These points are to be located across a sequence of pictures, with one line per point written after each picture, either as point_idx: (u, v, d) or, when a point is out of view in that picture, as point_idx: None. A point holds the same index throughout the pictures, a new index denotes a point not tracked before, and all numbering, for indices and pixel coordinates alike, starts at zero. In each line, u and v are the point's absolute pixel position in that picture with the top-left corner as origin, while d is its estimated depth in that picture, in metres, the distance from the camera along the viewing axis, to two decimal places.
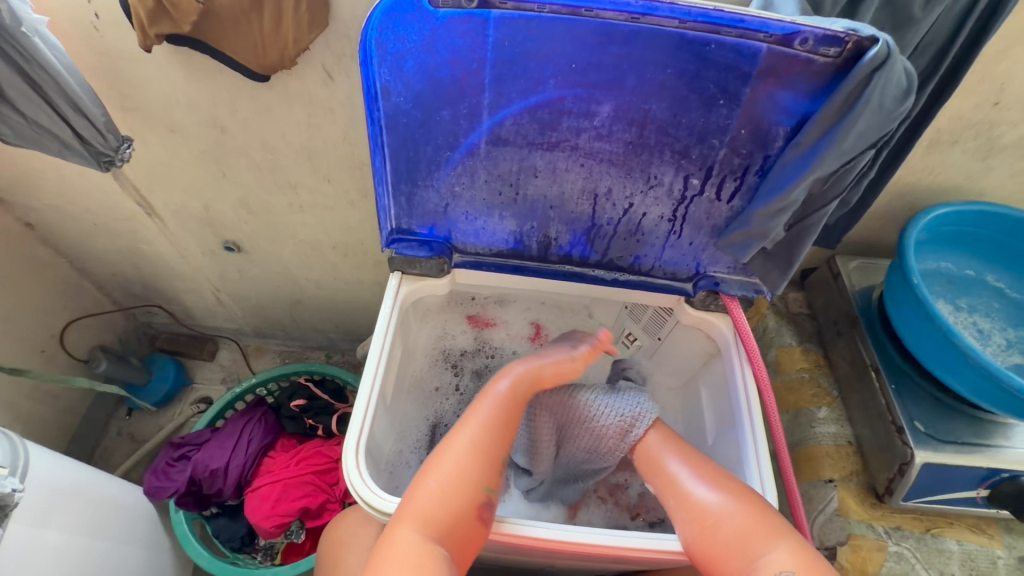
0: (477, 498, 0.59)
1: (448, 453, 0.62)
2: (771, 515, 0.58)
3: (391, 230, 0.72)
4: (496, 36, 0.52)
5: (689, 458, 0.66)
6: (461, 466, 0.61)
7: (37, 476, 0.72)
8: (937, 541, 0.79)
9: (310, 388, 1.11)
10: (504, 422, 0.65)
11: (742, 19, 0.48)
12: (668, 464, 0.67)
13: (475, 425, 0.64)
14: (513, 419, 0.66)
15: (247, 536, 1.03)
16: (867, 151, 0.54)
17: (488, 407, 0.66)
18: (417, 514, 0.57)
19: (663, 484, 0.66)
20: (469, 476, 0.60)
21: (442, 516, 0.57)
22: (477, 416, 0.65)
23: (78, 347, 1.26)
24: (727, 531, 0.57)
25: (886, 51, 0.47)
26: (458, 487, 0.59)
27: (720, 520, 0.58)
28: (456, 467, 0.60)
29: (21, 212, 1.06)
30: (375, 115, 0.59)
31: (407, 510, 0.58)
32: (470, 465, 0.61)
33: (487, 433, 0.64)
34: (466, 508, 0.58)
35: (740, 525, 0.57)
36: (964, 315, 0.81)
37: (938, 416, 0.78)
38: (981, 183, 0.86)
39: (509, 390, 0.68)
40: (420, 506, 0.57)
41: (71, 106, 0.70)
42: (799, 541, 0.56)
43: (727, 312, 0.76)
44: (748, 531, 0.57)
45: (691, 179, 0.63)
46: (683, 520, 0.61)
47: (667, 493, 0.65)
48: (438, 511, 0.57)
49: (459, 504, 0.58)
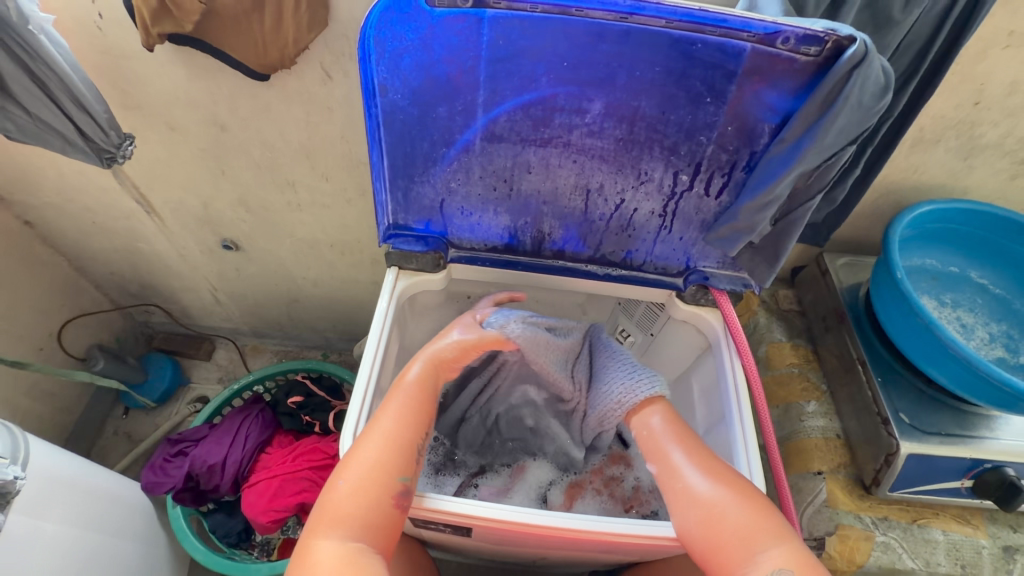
0: (392, 488, 0.59)
1: (359, 447, 0.61)
2: (776, 518, 0.57)
3: (388, 225, 0.73)
4: (490, 35, 0.54)
5: (695, 448, 0.65)
6: (370, 460, 0.60)
7: (37, 466, 0.73)
8: (924, 531, 0.80)
9: (308, 384, 1.13)
10: (414, 412, 0.65)
11: (725, 19, 0.50)
12: (669, 449, 0.65)
13: (392, 415, 0.64)
14: (420, 411, 0.66)
15: (243, 531, 1.05)
16: (848, 147, 0.56)
17: (400, 399, 0.65)
18: (333, 516, 0.57)
19: (666, 469, 0.64)
20: (382, 468, 0.60)
21: (359, 512, 0.57)
22: (386, 411, 0.64)
23: (75, 346, 1.27)
24: (732, 525, 0.57)
25: (864, 49, 0.49)
26: (372, 480, 0.59)
27: (724, 513, 0.58)
28: (364, 461, 0.60)
29: (21, 211, 1.07)
30: (373, 111, 0.61)
31: (321, 515, 0.58)
32: (382, 457, 0.60)
33: (401, 423, 0.63)
34: (383, 500, 0.58)
35: (746, 521, 0.57)
36: (949, 310, 0.83)
37: (923, 408, 0.80)
38: (964, 181, 0.88)
39: (418, 381, 0.68)
40: (335, 507, 0.58)
41: (74, 102, 0.71)
42: (800, 546, 0.56)
43: (717, 306, 0.77)
44: (753, 529, 0.56)
45: (680, 175, 0.65)
46: (683, 507, 0.60)
47: (669, 478, 0.63)
48: (352, 509, 0.57)
49: (374, 502, 0.58)
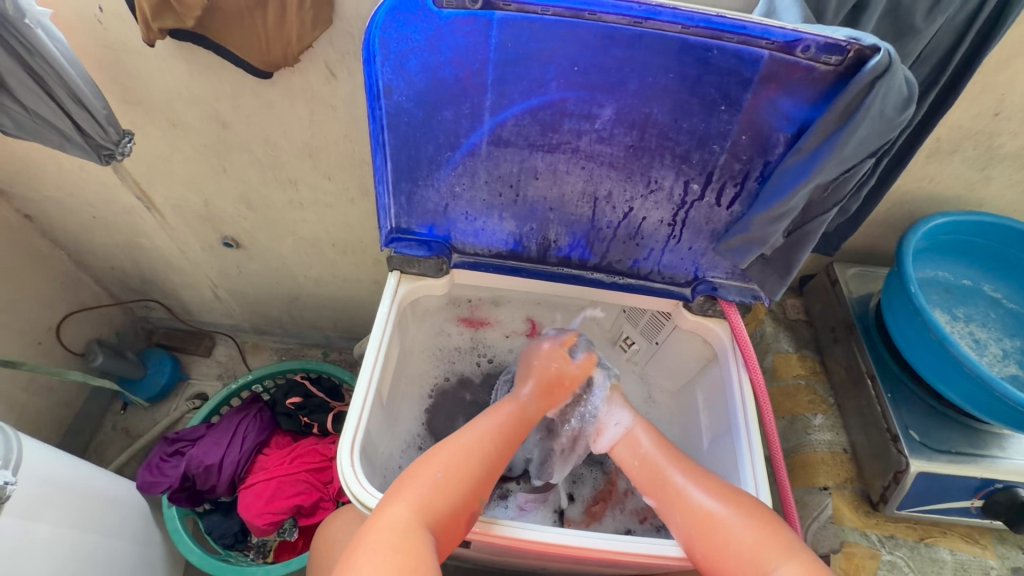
0: (473, 501, 0.60)
1: (456, 448, 0.63)
2: (779, 528, 0.57)
3: (391, 228, 0.72)
4: (499, 37, 0.52)
5: (693, 471, 0.65)
6: (466, 467, 0.61)
7: (30, 468, 0.71)
8: (931, 550, 0.79)
9: (306, 385, 1.11)
10: (513, 437, 0.68)
11: (744, 26, 0.48)
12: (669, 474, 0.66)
13: (491, 436, 0.66)
14: (519, 429, 0.69)
15: (240, 533, 1.03)
16: (866, 159, 0.55)
17: (501, 416, 0.69)
18: (412, 499, 0.56)
19: (667, 497, 0.64)
20: (473, 479, 0.61)
21: (439, 506, 0.57)
22: (485, 424, 0.67)
23: (75, 341, 1.26)
24: (736, 545, 0.57)
25: (888, 59, 0.48)
26: (460, 486, 0.59)
27: (728, 533, 0.58)
28: (462, 462, 0.62)
29: (20, 204, 1.06)
30: (377, 113, 0.59)
31: (401, 494, 0.57)
32: (475, 467, 0.62)
33: (494, 442, 0.65)
34: (460, 509, 0.58)
35: (750, 540, 0.56)
36: (961, 324, 0.81)
37: (932, 424, 0.78)
38: (980, 193, 0.86)
39: (521, 405, 0.71)
40: (419, 492, 0.57)
41: (72, 97, 0.70)
42: (809, 555, 0.55)
43: (725, 317, 0.76)
44: (757, 546, 0.56)
45: (691, 183, 0.63)
46: (688, 531, 0.60)
47: (670, 506, 0.64)
48: (438, 502, 0.57)
49: (456, 500, 0.58)
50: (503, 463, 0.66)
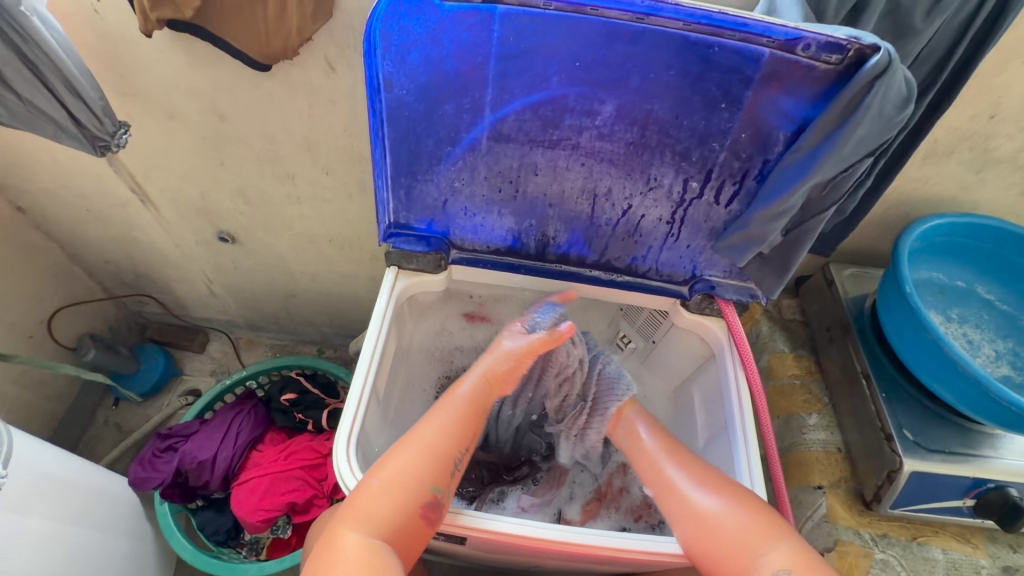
0: (421, 497, 0.59)
1: (400, 450, 0.62)
2: (770, 516, 0.59)
3: (389, 224, 0.71)
4: (502, 31, 0.52)
5: (687, 463, 0.67)
6: (409, 466, 0.61)
7: (20, 460, 0.71)
8: (923, 549, 0.80)
9: (302, 381, 1.10)
10: (462, 425, 0.66)
11: (746, 23, 0.49)
12: (665, 467, 0.68)
13: (443, 429, 0.65)
14: (468, 421, 0.66)
15: (233, 529, 1.02)
16: (865, 158, 0.55)
17: (448, 410, 0.67)
18: (357, 512, 0.57)
19: (664, 490, 0.66)
20: (415, 476, 0.60)
21: (384, 513, 0.57)
22: (435, 420, 0.66)
23: (67, 335, 1.24)
24: (727, 534, 0.59)
25: (888, 58, 0.48)
26: (403, 486, 0.59)
27: (719, 525, 0.60)
28: (408, 462, 0.61)
29: (13, 196, 1.05)
30: (377, 106, 0.59)
31: (349, 507, 0.58)
32: (422, 463, 0.61)
33: (444, 436, 0.64)
34: (411, 509, 0.58)
35: (742, 527, 0.59)
36: (955, 326, 0.82)
37: (926, 425, 0.79)
38: (975, 195, 0.87)
39: (469, 395, 0.68)
40: (363, 505, 0.58)
41: (68, 87, 0.69)
42: (799, 544, 0.57)
43: (722, 316, 0.76)
44: (749, 533, 0.58)
45: (691, 181, 0.63)
46: (681, 523, 0.62)
47: (666, 496, 0.66)
48: (382, 511, 0.58)
49: (402, 504, 0.58)
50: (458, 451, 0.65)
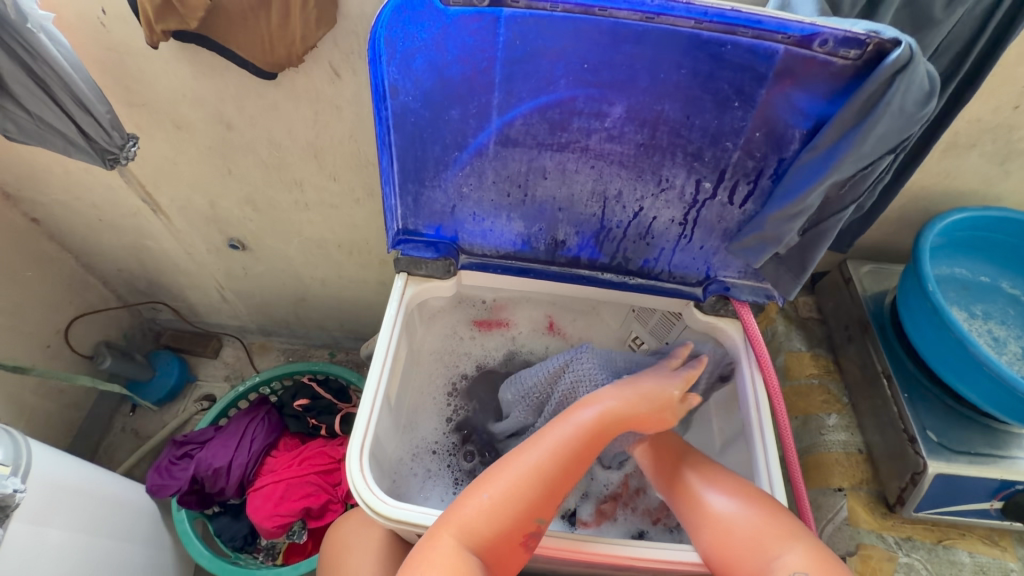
0: (526, 527, 0.57)
1: (507, 477, 0.58)
2: (783, 517, 0.58)
3: (398, 230, 0.71)
4: (507, 35, 0.51)
5: (699, 464, 0.66)
6: (513, 489, 0.57)
7: (40, 473, 0.71)
8: (949, 553, 0.78)
9: (313, 387, 1.10)
10: (582, 449, 0.61)
11: (759, 20, 0.47)
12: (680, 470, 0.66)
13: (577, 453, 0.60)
14: (594, 444, 0.61)
15: (249, 535, 1.03)
16: (885, 156, 0.53)
17: (568, 429, 0.61)
18: (459, 534, 0.55)
19: (677, 496, 0.64)
20: (526, 504, 0.57)
21: (487, 541, 0.55)
22: (552, 436, 0.61)
23: (83, 343, 1.26)
24: (743, 535, 0.57)
25: (909, 53, 0.46)
26: (511, 512, 0.56)
27: (734, 526, 0.58)
28: (514, 485, 0.58)
29: (27, 208, 1.06)
30: (383, 114, 0.59)
31: (447, 525, 0.56)
32: (531, 493, 0.57)
33: (556, 458, 0.59)
34: (512, 534, 0.56)
35: (757, 530, 0.57)
36: (979, 322, 0.79)
37: (951, 425, 0.76)
38: (999, 187, 0.85)
39: (595, 420, 0.62)
40: (465, 518, 0.56)
41: (76, 102, 0.69)
42: (812, 544, 0.56)
43: (737, 317, 0.74)
44: (762, 534, 0.57)
45: (704, 181, 0.62)
46: (697, 527, 0.61)
47: (679, 498, 0.64)
48: (482, 528, 0.56)
49: (505, 526, 0.56)
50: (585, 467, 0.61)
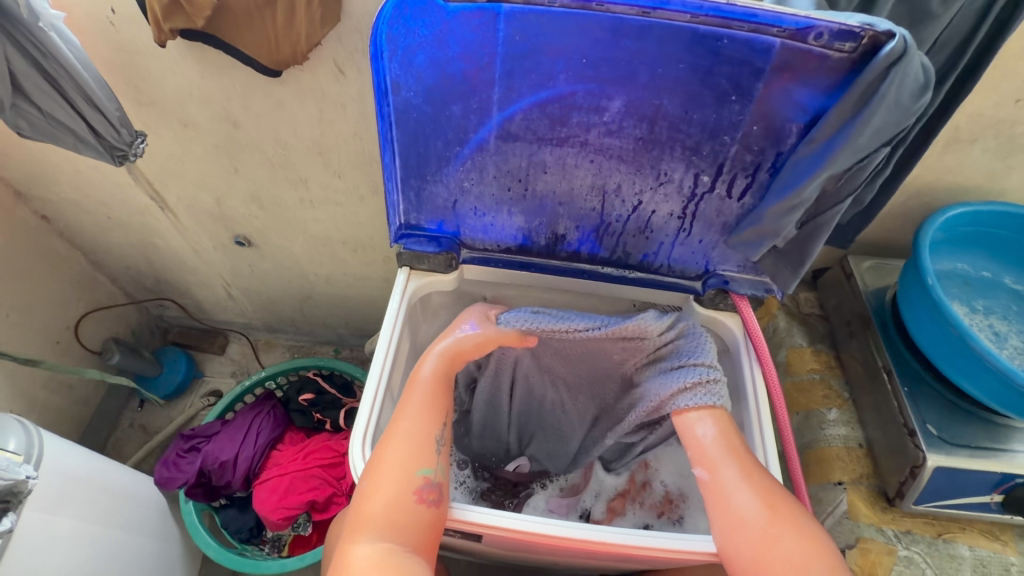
0: (415, 483, 0.60)
1: (387, 446, 0.62)
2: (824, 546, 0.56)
3: (400, 225, 0.72)
4: (507, 30, 0.52)
5: (744, 460, 0.62)
6: (400, 455, 0.61)
7: (51, 462, 0.73)
8: (949, 546, 0.78)
9: (319, 382, 1.11)
10: (433, 403, 0.66)
11: (755, 14, 0.48)
12: (721, 467, 0.62)
13: (410, 415, 0.64)
14: (439, 401, 0.67)
15: (255, 527, 1.04)
16: (881, 148, 0.54)
17: (415, 393, 0.67)
18: (363, 522, 0.57)
19: (714, 489, 0.61)
20: (403, 466, 0.60)
21: (384, 512, 0.58)
22: (406, 407, 0.65)
23: (93, 339, 1.28)
24: (784, 556, 0.55)
25: (903, 45, 0.47)
26: (390, 479, 0.59)
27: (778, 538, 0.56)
28: (402, 446, 0.62)
29: (39, 206, 1.08)
30: (386, 109, 0.60)
31: (357, 522, 0.58)
32: (404, 454, 0.61)
33: (415, 420, 0.64)
34: (404, 496, 0.59)
35: (799, 556, 0.55)
36: (980, 317, 0.80)
37: (951, 420, 0.77)
38: (1000, 183, 0.85)
39: (431, 377, 0.68)
40: (369, 500, 0.58)
41: (86, 100, 0.71)
42: None
43: (737, 311, 0.75)
44: (806, 562, 0.54)
45: (702, 175, 0.62)
46: (733, 528, 0.58)
47: (715, 492, 0.61)
48: (382, 509, 0.58)
49: (399, 490, 0.59)
50: (435, 428, 0.65)
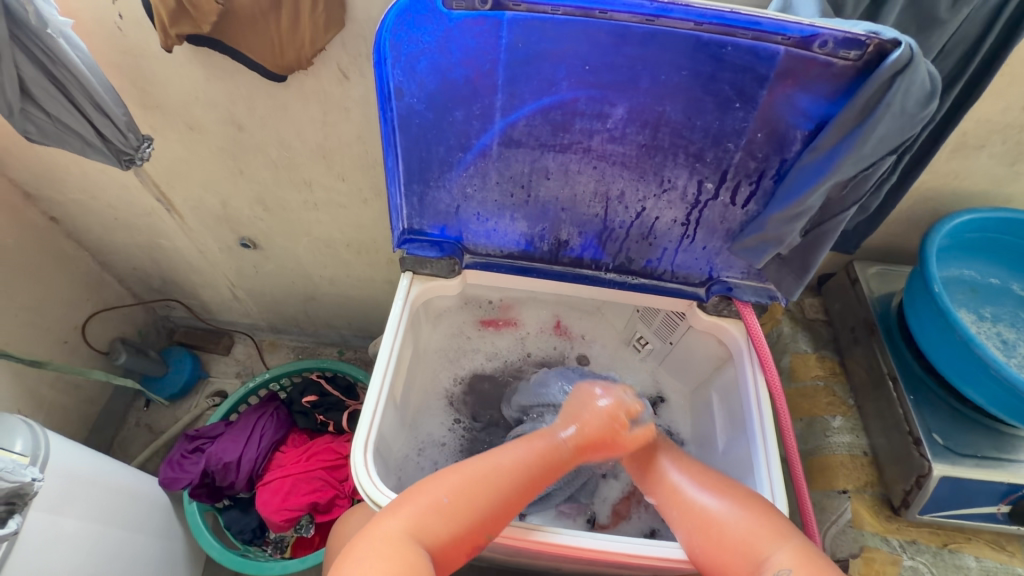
0: (475, 538, 0.58)
1: (473, 480, 0.60)
2: (776, 520, 0.58)
3: (403, 230, 0.72)
4: (509, 37, 0.52)
5: (688, 469, 0.67)
6: (483, 498, 0.59)
7: (56, 463, 0.73)
8: (955, 557, 0.77)
9: (321, 384, 1.12)
10: (537, 472, 0.63)
11: (759, 21, 0.47)
12: (669, 474, 0.67)
13: (503, 462, 0.62)
14: (547, 471, 0.63)
15: (258, 528, 1.05)
16: (887, 156, 0.53)
17: (530, 450, 0.64)
18: (414, 521, 0.55)
19: (666, 495, 0.65)
20: (482, 508, 0.58)
21: (438, 536, 0.55)
22: (506, 454, 0.63)
23: (100, 339, 1.29)
24: (733, 534, 0.57)
25: (909, 53, 0.46)
26: (463, 517, 0.57)
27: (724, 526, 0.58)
28: (487, 493, 0.59)
29: (47, 207, 1.09)
30: (388, 115, 0.60)
31: (400, 509, 0.56)
32: (487, 501, 0.59)
33: (511, 474, 0.61)
34: (461, 535, 0.57)
35: (745, 530, 0.57)
36: (988, 325, 0.79)
37: (957, 428, 0.76)
38: (1008, 189, 0.84)
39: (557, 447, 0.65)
40: (420, 508, 0.56)
41: (93, 104, 0.71)
42: (802, 542, 0.56)
43: (740, 317, 0.75)
44: (754, 535, 0.57)
45: (706, 182, 0.62)
46: (688, 529, 0.61)
47: (670, 504, 0.64)
48: (436, 525, 0.56)
49: (460, 526, 0.57)
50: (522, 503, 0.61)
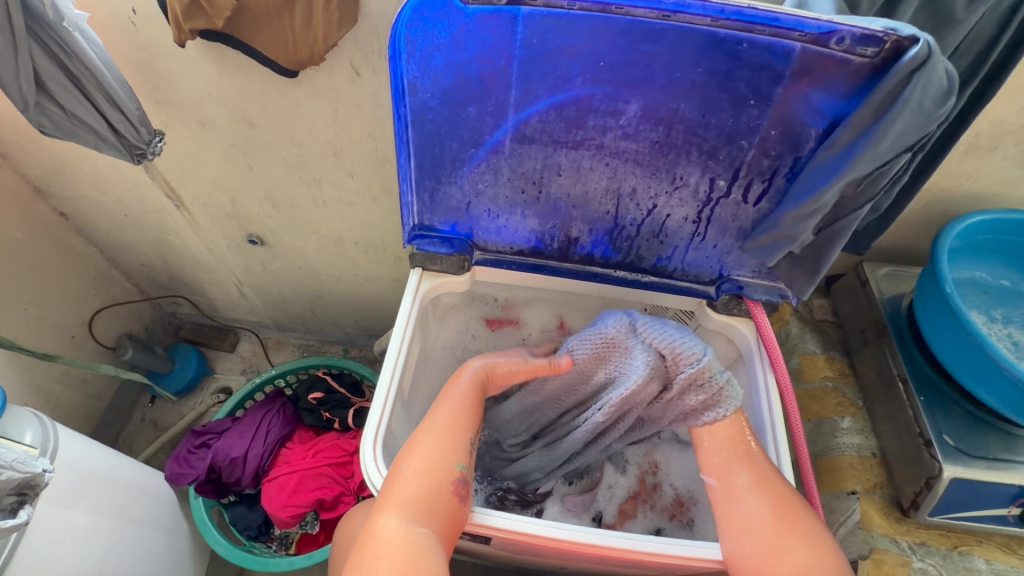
0: (451, 474, 0.60)
1: (425, 436, 0.63)
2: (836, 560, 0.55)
3: (414, 226, 0.72)
4: (525, 33, 0.52)
5: (760, 470, 0.63)
6: (435, 446, 0.62)
7: (64, 456, 0.73)
8: (965, 559, 0.77)
9: (328, 380, 1.12)
10: (469, 404, 0.68)
11: (777, 18, 0.47)
12: (734, 466, 0.64)
13: (445, 411, 0.66)
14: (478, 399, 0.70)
15: (263, 525, 1.05)
16: (903, 154, 0.53)
17: (456, 390, 0.70)
18: (395, 500, 0.57)
19: (725, 488, 0.63)
20: (439, 455, 0.61)
21: (420, 497, 0.57)
22: (449, 401, 0.68)
23: (107, 335, 1.29)
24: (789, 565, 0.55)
25: (927, 50, 0.46)
26: (433, 467, 0.60)
27: (784, 550, 0.56)
28: (434, 442, 0.63)
29: (57, 202, 1.09)
30: (402, 111, 0.60)
31: (384, 499, 0.58)
32: (440, 445, 0.62)
33: (455, 415, 0.66)
34: (440, 484, 0.59)
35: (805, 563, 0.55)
36: (999, 326, 0.78)
37: (968, 430, 0.75)
38: (1020, 191, 0.83)
39: (472, 380, 0.71)
40: (400, 488, 0.58)
41: (107, 98, 0.71)
42: None
43: (750, 316, 0.74)
44: (813, 570, 0.54)
45: (718, 180, 0.62)
46: (740, 533, 0.59)
47: (727, 496, 0.62)
48: (414, 492, 0.58)
49: (434, 480, 0.59)
50: (469, 432, 0.66)
